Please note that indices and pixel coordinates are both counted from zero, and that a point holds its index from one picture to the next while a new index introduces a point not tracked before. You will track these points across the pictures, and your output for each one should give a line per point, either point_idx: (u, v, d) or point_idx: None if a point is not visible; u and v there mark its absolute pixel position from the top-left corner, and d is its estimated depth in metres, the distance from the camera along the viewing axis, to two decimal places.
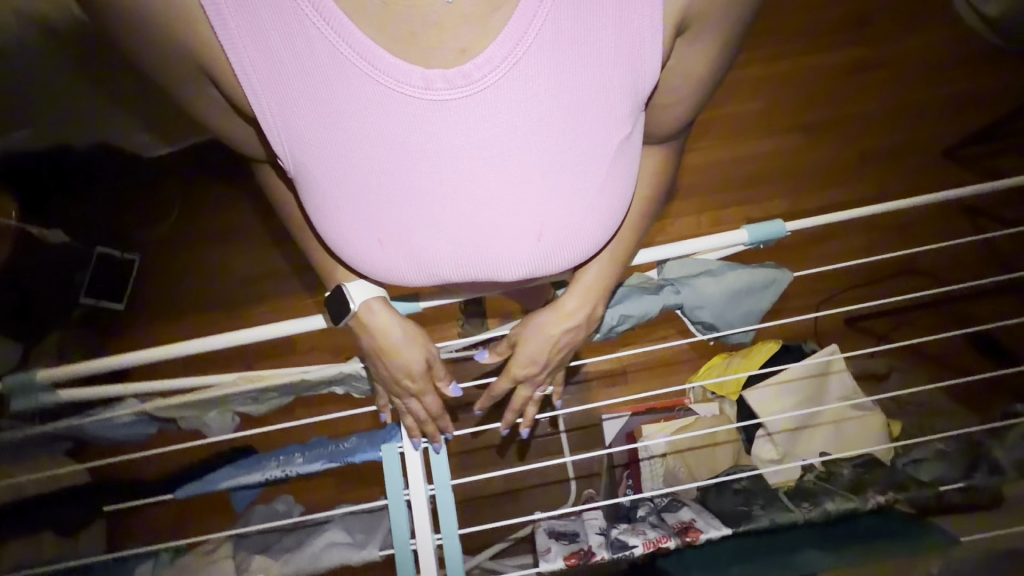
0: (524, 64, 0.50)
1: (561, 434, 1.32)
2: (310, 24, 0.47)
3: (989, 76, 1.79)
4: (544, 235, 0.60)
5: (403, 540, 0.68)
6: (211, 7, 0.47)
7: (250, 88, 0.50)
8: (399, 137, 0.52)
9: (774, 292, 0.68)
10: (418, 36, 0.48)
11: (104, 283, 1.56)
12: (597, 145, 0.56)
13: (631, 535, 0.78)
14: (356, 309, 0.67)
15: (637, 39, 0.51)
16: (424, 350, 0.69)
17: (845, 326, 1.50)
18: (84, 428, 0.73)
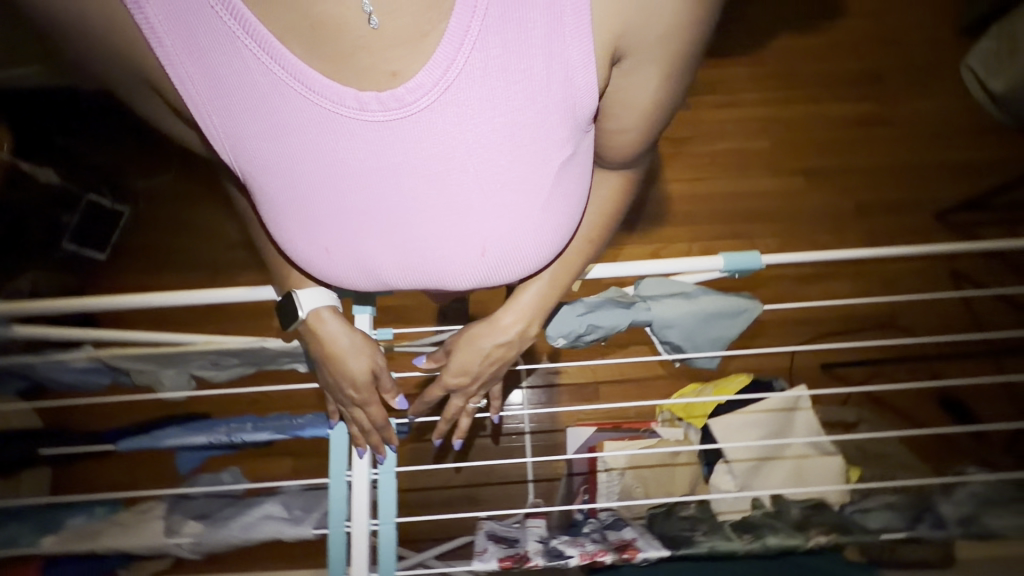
0: (455, 91, 0.52)
1: (526, 437, 1.32)
2: (245, 47, 0.49)
3: (993, 141, 1.80)
4: (488, 250, 0.63)
5: (338, 521, 0.67)
6: (148, 28, 0.50)
7: (194, 103, 0.54)
8: (338, 154, 0.55)
9: (747, 319, 0.65)
10: (351, 58, 0.50)
11: (89, 229, 1.57)
12: (535, 166, 0.59)
13: (569, 545, 0.77)
14: (307, 315, 0.68)
15: (568, 68, 0.52)
16: (372, 358, 0.70)
17: (817, 367, 1.52)
18: (36, 368, 0.70)
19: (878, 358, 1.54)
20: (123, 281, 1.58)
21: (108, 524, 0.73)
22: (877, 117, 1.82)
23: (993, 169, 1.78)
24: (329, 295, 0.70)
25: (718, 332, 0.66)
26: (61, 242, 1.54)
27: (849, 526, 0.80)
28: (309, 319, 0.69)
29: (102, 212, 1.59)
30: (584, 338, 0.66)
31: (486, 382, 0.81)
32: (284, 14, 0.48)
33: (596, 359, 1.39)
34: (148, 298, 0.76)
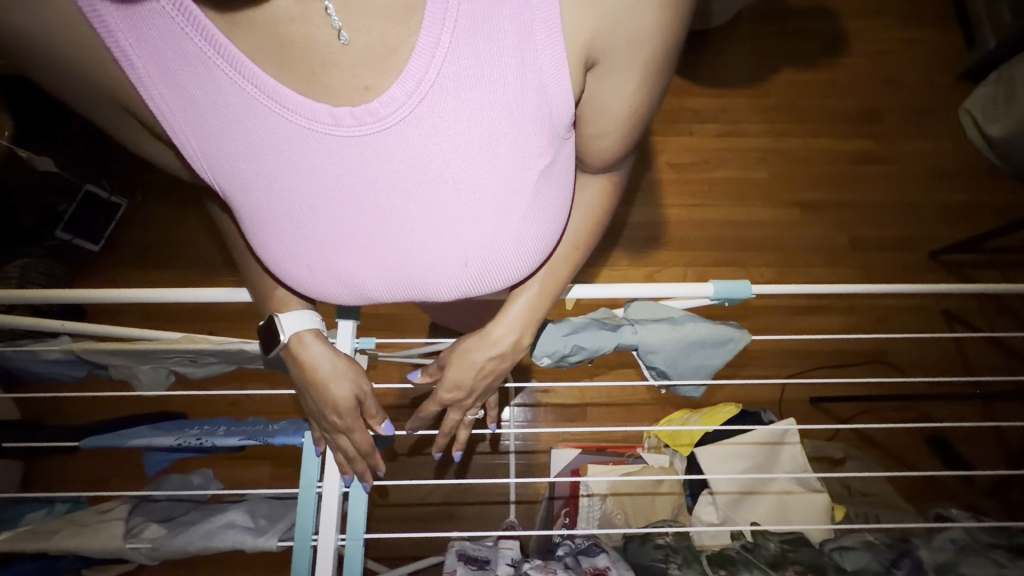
0: (430, 103, 0.52)
1: (510, 456, 1.30)
2: (215, 65, 0.49)
3: (989, 185, 1.82)
4: (470, 260, 0.64)
5: (303, 535, 0.65)
6: (117, 51, 0.50)
7: (169, 123, 0.54)
8: (316, 168, 0.55)
9: (731, 350, 0.63)
10: (320, 75, 0.50)
11: (83, 220, 1.56)
12: (514, 174, 0.59)
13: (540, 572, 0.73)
14: (291, 337, 0.68)
15: (542, 76, 0.51)
16: (354, 384, 0.69)
17: (806, 402, 1.51)
18: (7, 358, 0.68)
19: (868, 395, 1.53)
20: (113, 274, 1.57)
21: (68, 521, 0.71)
22: (874, 155, 1.84)
23: (987, 212, 1.79)
24: (313, 318, 0.70)
25: (704, 358, 0.64)
26: (55, 230, 1.52)
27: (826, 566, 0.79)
28: (296, 342, 0.69)
29: (99, 203, 1.58)
30: (569, 357, 0.65)
31: (482, 394, 0.79)
32: (251, 34, 0.47)
33: (585, 381, 1.38)
34: (131, 293, 0.73)
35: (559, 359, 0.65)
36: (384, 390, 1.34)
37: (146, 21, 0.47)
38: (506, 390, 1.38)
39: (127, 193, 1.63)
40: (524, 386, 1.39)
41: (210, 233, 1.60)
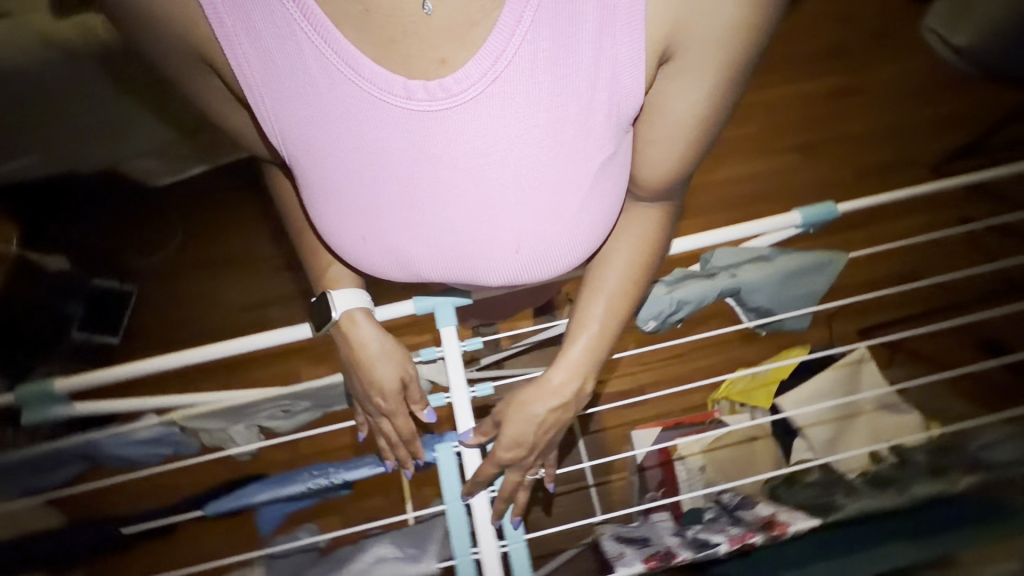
0: (503, 80, 0.51)
1: (579, 439, 1.31)
2: (300, 30, 0.48)
3: (965, 95, 1.88)
4: (522, 248, 0.62)
5: (465, 549, 0.66)
6: (209, 5, 0.49)
7: (246, 82, 0.53)
8: (383, 140, 0.54)
9: (832, 272, 0.63)
10: (400, 44, 0.49)
11: (100, 315, 1.52)
12: (574, 164, 0.58)
13: (711, 533, 0.72)
14: (339, 317, 0.67)
15: (616, 64, 0.51)
16: (400, 367, 0.68)
17: (857, 334, 1.47)
18: (101, 445, 0.66)
19: (919, 313, 1.49)
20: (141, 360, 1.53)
21: None
22: (854, 89, 1.87)
23: (975, 119, 1.84)
24: (364, 299, 0.68)
25: (803, 289, 0.64)
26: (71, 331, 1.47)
27: (976, 465, 0.76)
28: (342, 323, 0.67)
29: (111, 294, 1.54)
30: (674, 317, 0.64)
31: (540, 451, 0.71)
32: None
33: (636, 356, 1.37)
34: (206, 350, 0.69)
35: (664, 322, 0.64)
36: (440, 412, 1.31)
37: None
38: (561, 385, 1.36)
39: (136, 276, 1.59)
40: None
41: (228, 297, 1.58)
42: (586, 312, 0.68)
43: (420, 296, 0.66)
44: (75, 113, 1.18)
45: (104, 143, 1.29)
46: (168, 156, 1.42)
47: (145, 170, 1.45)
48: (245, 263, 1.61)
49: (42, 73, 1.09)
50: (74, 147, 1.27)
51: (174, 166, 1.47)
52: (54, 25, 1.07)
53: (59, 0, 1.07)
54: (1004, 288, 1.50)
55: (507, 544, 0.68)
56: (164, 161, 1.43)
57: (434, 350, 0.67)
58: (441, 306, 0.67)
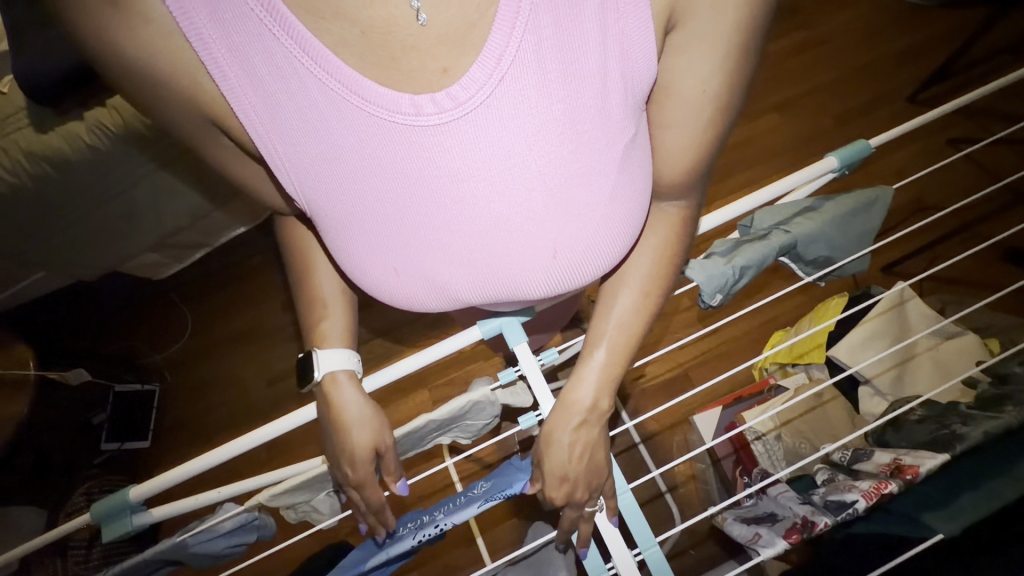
0: (510, 79, 0.48)
1: (639, 446, 1.27)
2: (301, 65, 0.47)
3: (917, 24, 1.93)
4: (559, 252, 0.58)
5: (600, 567, 0.61)
6: (207, 58, 0.47)
7: (256, 133, 0.52)
8: (400, 163, 0.52)
9: (882, 208, 0.64)
10: (400, 61, 0.47)
11: (124, 421, 1.46)
12: (598, 154, 0.53)
13: (842, 491, 0.60)
14: (323, 377, 0.63)
15: (626, 38, 0.48)
16: (378, 437, 0.63)
17: (880, 272, 1.47)
18: (182, 551, 0.63)
19: (935, 239, 1.50)
20: (177, 458, 1.48)
21: None
22: (812, 41, 1.90)
23: (935, 47, 1.89)
24: (350, 357, 0.65)
25: (857, 229, 0.65)
26: (100, 444, 1.43)
27: None
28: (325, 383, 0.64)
29: (132, 396, 1.49)
30: (737, 284, 0.63)
31: (595, 481, 0.63)
32: (334, 23, 0.45)
33: (673, 345, 1.35)
34: (256, 435, 0.63)
35: (728, 291, 0.63)
36: (491, 443, 1.27)
37: (233, 22, 0.46)
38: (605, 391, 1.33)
39: (154, 374, 1.54)
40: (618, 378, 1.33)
41: (254, 374, 1.55)
42: (609, 312, 0.65)
43: (485, 318, 0.65)
44: (97, 201, 1.20)
45: (127, 229, 1.30)
46: (189, 237, 1.41)
47: (149, 264, 1.45)
48: (260, 338, 1.58)
49: (58, 170, 1.11)
50: (100, 237, 1.29)
51: (180, 253, 1.45)
52: (40, 142, 1.08)
53: (41, 115, 1.08)
54: (1008, 199, 1.52)
55: (641, 551, 0.59)
56: (169, 251, 1.43)
57: (511, 370, 0.65)
58: (508, 325, 0.65)
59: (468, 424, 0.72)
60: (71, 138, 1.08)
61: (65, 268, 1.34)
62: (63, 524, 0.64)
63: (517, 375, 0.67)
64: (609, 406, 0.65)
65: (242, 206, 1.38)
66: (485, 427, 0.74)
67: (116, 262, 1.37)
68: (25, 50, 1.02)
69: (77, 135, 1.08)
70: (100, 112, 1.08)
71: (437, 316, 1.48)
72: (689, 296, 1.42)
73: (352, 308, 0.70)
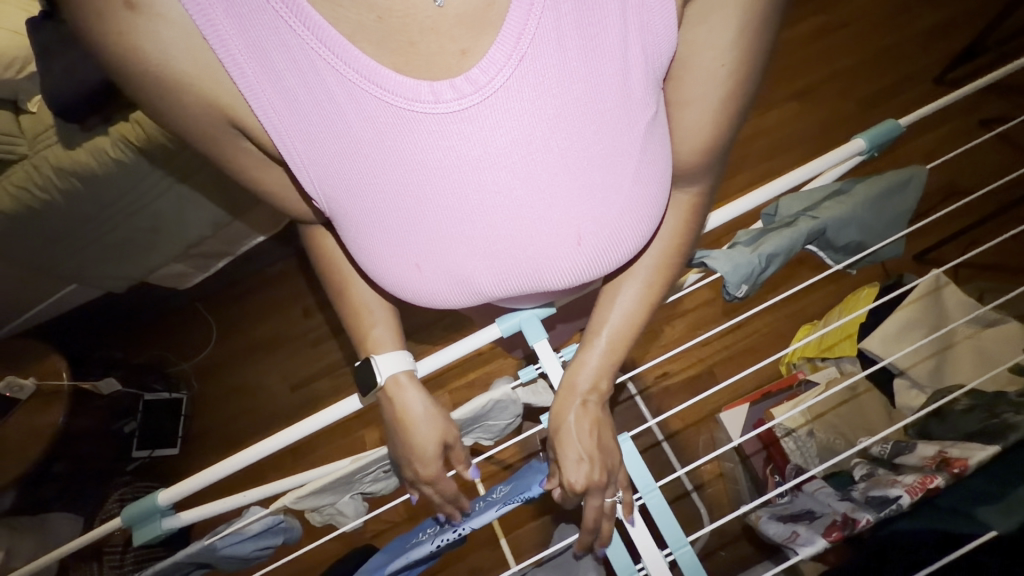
0: (529, 59, 0.47)
1: (663, 444, 1.25)
2: (318, 57, 0.47)
3: (942, 3, 1.86)
4: (583, 238, 0.57)
5: (630, 568, 0.59)
6: (226, 57, 0.48)
7: (275, 131, 0.52)
8: (421, 153, 0.52)
9: (918, 187, 0.61)
10: (418, 46, 0.46)
11: (154, 429, 1.51)
12: (620, 133, 0.52)
13: (885, 486, 0.57)
14: (385, 383, 0.63)
15: (645, 12, 0.48)
16: (445, 430, 0.64)
17: (911, 260, 1.42)
18: (211, 554, 0.63)
19: (969, 224, 1.44)
20: (206, 464, 1.52)
21: None
22: (833, 25, 1.85)
23: (962, 27, 1.82)
24: (406, 356, 0.65)
25: (890, 211, 0.62)
26: (132, 451, 1.48)
27: None
28: (388, 388, 0.63)
29: (162, 404, 1.53)
30: (764, 272, 0.61)
31: (609, 461, 0.61)
32: (350, 12, 0.45)
33: (696, 340, 1.33)
34: (279, 439, 0.63)
35: (755, 279, 0.61)
36: (513, 444, 1.27)
37: (249, 16, 0.45)
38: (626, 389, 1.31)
39: (182, 382, 1.59)
40: (640, 375, 1.32)
41: (278, 380, 1.57)
42: (621, 303, 0.65)
43: (504, 315, 0.64)
44: (123, 214, 1.24)
45: (154, 239, 1.32)
46: (214, 245, 1.43)
47: (175, 274, 1.48)
48: (283, 343, 1.60)
49: (87, 185, 1.15)
50: (127, 249, 1.32)
51: (203, 262, 1.48)
52: (69, 159, 1.12)
53: (70, 133, 1.12)
54: None
55: (672, 551, 0.58)
56: (193, 262, 1.46)
57: (532, 367, 0.65)
58: (527, 322, 0.64)
59: (489, 425, 0.71)
60: (98, 154, 1.12)
61: (96, 281, 1.38)
62: (97, 528, 0.65)
63: (537, 373, 0.66)
64: (609, 387, 0.65)
65: (261, 213, 1.39)
66: (508, 427, 0.73)
67: (144, 275, 1.42)
68: (52, 70, 1.05)
69: (103, 150, 1.12)
70: (127, 125, 1.11)
71: (456, 318, 1.47)
72: (710, 290, 1.39)
73: (398, 319, 0.70)
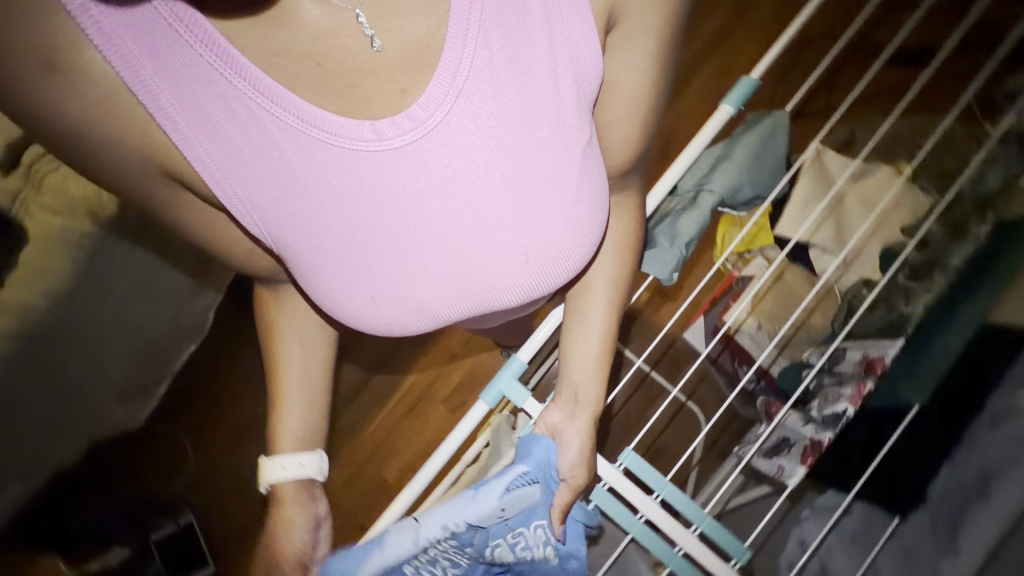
0: (466, 93, 0.50)
1: (688, 405, 1.33)
2: (257, 106, 0.48)
3: None
4: (530, 257, 0.60)
5: (669, 553, 0.67)
6: (157, 111, 0.48)
7: (212, 179, 0.52)
8: (365, 187, 0.53)
9: (783, 134, 0.72)
10: (358, 87, 0.49)
11: (178, 560, 1.46)
12: (559, 158, 0.56)
13: (832, 403, 0.77)
14: (271, 485, 0.67)
15: (572, 46, 0.51)
16: (295, 549, 0.67)
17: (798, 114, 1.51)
18: None
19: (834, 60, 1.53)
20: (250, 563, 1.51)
21: None
22: None
23: None
24: (296, 465, 0.67)
25: (767, 161, 0.73)
26: None
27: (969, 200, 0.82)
28: None
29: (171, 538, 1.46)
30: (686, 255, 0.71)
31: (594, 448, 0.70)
32: (285, 59, 0.48)
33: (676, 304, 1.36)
34: None
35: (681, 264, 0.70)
36: None
37: (182, 72, 0.47)
38: (641, 370, 1.36)
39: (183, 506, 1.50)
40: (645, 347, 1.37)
41: None
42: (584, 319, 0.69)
43: (484, 389, 0.71)
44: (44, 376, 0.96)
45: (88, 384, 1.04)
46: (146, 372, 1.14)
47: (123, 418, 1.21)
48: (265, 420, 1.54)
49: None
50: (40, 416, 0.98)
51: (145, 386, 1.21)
52: None
53: None
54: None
55: (699, 526, 0.67)
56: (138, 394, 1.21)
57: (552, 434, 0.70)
58: (508, 387, 0.71)
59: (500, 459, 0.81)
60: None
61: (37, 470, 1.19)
62: None
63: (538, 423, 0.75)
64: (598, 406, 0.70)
65: (196, 313, 1.18)
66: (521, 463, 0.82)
67: None
68: None
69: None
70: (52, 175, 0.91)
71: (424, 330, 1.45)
72: None
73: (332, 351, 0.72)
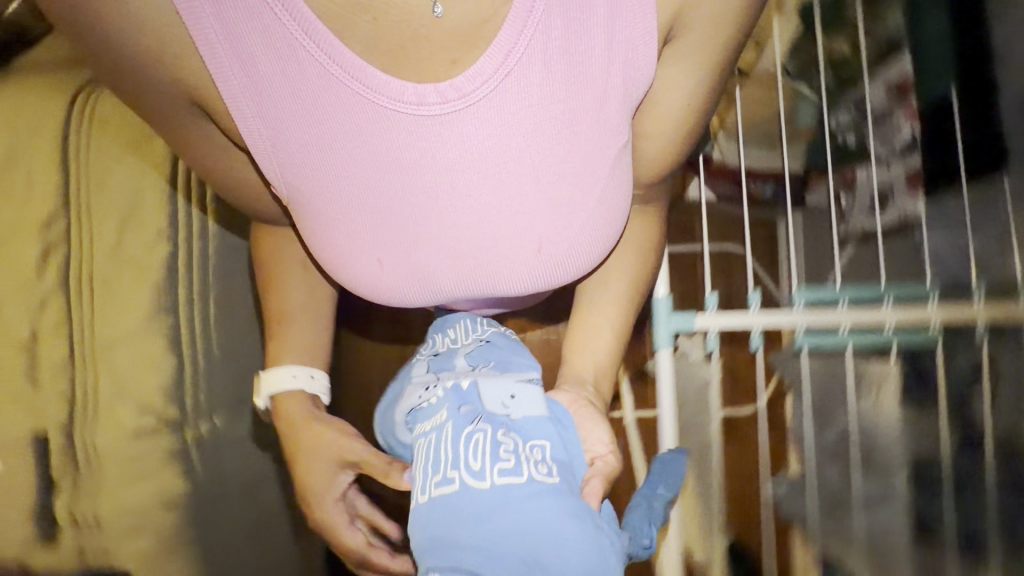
0: (514, 75, 0.47)
1: None
2: (306, 53, 0.45)
3: None
4: (545, 248, 0.59)
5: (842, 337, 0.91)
6: (200, 40, 0.45)
7: (240, 115, 0.49)
8: (391, 147, 0.50)
9: None
10: (409, 49, 0.46)
11: None
12: (591, 156, 0.55)
13: (895, 133, 0.89)
14: (267, 393, 0.74)
15: (629, 47, 0.49)
16: (323, 438, 0.72)
17: None
18: None
19: None
20: None
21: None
22: None
23: None
24: (292, 375, 0.74)
25: None
26: None
27: None
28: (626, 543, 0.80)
29: None
30: None
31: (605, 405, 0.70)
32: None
33: None
34: None
35: None
36: None
37: (235, 16, 0.44)
38: None
39: None
40: None
41: None
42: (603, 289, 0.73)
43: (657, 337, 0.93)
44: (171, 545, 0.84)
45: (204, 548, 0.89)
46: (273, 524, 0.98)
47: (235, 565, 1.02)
48: None
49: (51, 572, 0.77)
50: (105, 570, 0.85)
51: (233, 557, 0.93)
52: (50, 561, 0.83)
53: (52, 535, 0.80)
54: None
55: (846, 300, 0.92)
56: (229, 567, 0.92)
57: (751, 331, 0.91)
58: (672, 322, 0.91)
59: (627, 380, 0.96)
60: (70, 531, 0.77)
61: None
62: None
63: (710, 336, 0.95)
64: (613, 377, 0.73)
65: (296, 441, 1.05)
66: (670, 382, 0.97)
67: None
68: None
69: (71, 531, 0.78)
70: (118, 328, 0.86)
71: None
72: None
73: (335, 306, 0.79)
